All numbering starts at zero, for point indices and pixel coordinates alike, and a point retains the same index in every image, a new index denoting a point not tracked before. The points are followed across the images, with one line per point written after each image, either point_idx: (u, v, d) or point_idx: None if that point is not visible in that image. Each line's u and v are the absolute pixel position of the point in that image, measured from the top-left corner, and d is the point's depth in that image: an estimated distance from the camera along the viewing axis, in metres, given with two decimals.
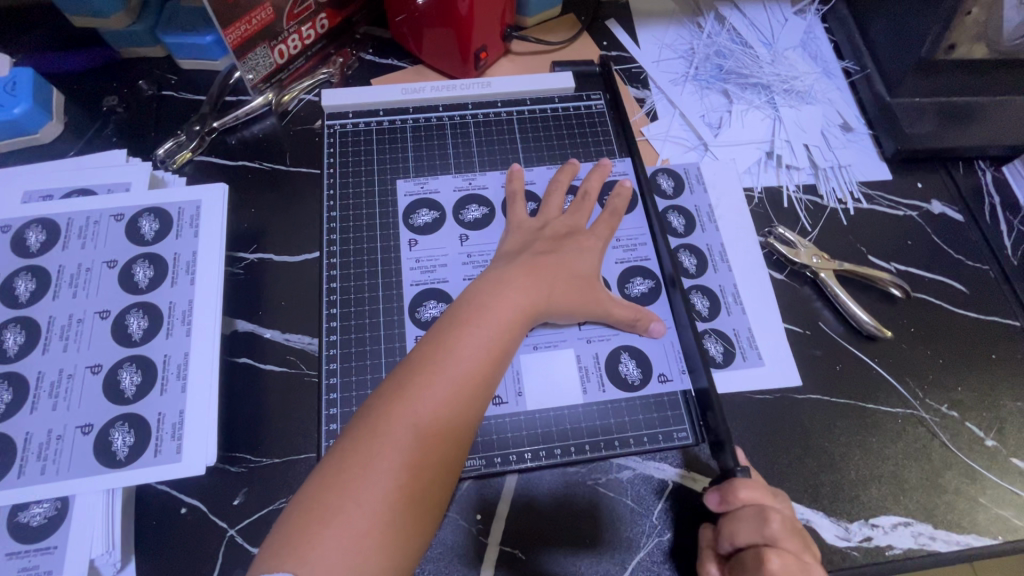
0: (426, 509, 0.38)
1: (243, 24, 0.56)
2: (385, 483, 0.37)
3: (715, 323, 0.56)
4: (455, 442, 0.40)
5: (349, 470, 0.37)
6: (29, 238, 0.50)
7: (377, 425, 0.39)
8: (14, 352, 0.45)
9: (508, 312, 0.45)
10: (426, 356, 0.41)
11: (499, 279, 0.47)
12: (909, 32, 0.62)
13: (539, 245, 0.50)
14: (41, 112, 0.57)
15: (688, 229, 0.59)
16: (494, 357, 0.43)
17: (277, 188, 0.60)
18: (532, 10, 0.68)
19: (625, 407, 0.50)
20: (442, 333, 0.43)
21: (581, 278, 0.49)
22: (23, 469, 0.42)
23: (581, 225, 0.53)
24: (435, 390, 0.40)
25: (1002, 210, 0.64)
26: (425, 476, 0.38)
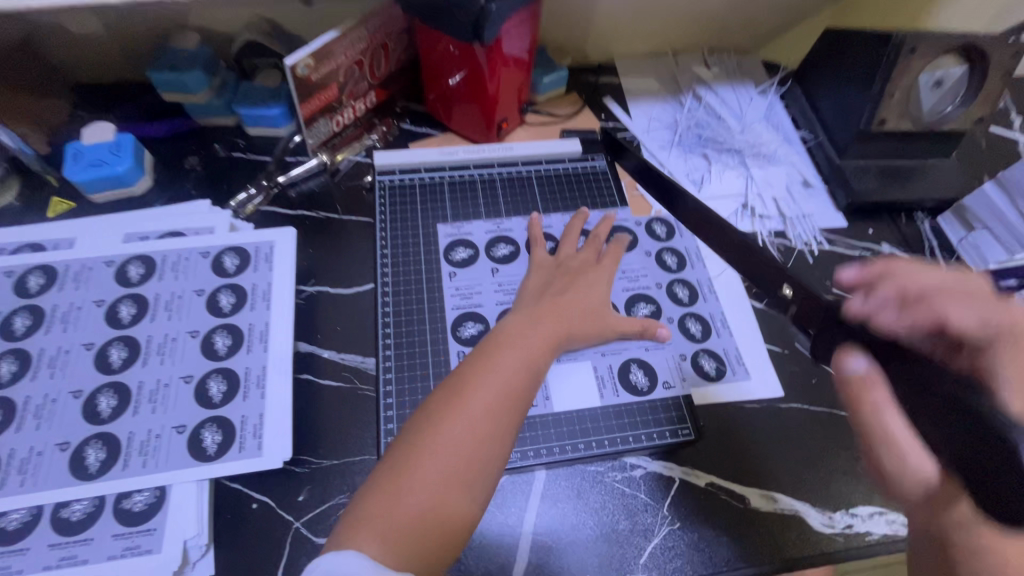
0: (473, 498, 0.45)
1: (314, 101, 0.68)
2: (434, 478, 0.44)
3: (706, 343, 0.64)
4: (498, 444, 0.47)
5: (406, 467, 0.44)
6: (130, 271, 0.59)
7: (433, 427, 0.46)
8: (118, 364, 0.53)
9: (540, 338, 0.53)
10: (473, 372, 0.49)
11: (530, 312, 0.56)
12: (850, 109, 0.76)
13: (558, 282, 0.61)
14: (137, 169, 0.67)
15: (680, 265, 0.70)
16: (527, 375, 0.51)
17: (332, 232, 0.71)
18: (543, 90, 0.83)
19: (639, 411, 0.59)
20: (488, 354, 0.51)
21: (592, 309, 0.59)
22: (127, 463, 0.49)
23: (591, 261, 0.64)
24: (480, 399, 0.48)
25: (940, 251, 0.76)
26: (471, 472, 0.45)
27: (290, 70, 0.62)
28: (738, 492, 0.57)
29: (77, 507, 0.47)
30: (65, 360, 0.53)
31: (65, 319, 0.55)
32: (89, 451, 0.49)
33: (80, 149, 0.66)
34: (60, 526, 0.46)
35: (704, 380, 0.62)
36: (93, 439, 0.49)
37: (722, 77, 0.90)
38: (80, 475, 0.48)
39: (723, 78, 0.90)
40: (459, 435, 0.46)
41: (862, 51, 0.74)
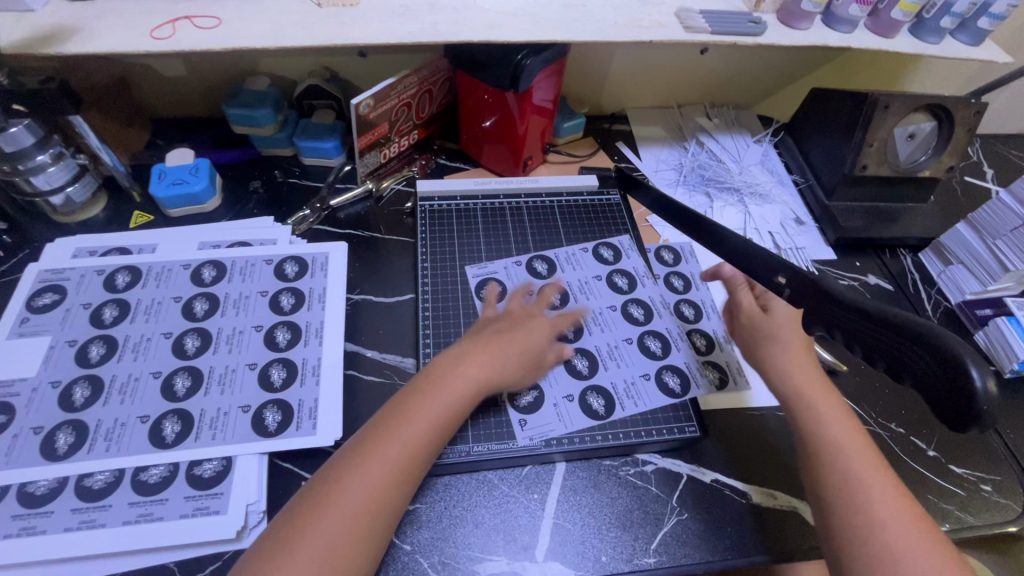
0: (363, 557, 0.45)
1: (369, 136, 0.78)
2: (342, 521, 0.45)
3: (668, 360, 0.70)
4: (394, 503, 0.48)
5: (315, 509, 0.46)
6: (204, 274, 0.67)
7: (332, 483, 0.47)
8: (193, 351, 0.61)
9: (463, 382, 0.56)
10: (390, 419, 0.52)
11: (458, 354, 0.59)
12: (836, 156, 0.87)
13: (499, 325, 0.64)
14: (210, 188, 0.77)
15: (686, 288, 0.78)
16: (445, 423, 0.54)
17: (376, 249, 0.79)
18: (564, 133, 0.94)
19: (606, 419, 0.64)
20: (391, 410, 0.53)
21: (531, 351, 0.63)
22: (199, 435, 0.55)
23: (537, 312, 0.68)
24: (394, 446, 0.50)
25: (921, 284, 0.84)
26: (378, 513, 0.47)
27: (355, 108, 0.72)
28: (741, 489, 0.62)
29: (154, 472, 0.53)
30: (147, 347, 0.61)
31: (147, 311, 0.63)
32: (166, 424, 0.55)
33: (163, 169, 0.76)
34: (140, 487, 0.52)
35: (669, 398, 0.66)
36: (170, 413, 0.56)
37: (722, 127, 1.01)
38: (158, 443, 0.54)
39: (723, 129, 1.01)
40: (356, 491, 0.47)
41: (843, 107, 0.85)
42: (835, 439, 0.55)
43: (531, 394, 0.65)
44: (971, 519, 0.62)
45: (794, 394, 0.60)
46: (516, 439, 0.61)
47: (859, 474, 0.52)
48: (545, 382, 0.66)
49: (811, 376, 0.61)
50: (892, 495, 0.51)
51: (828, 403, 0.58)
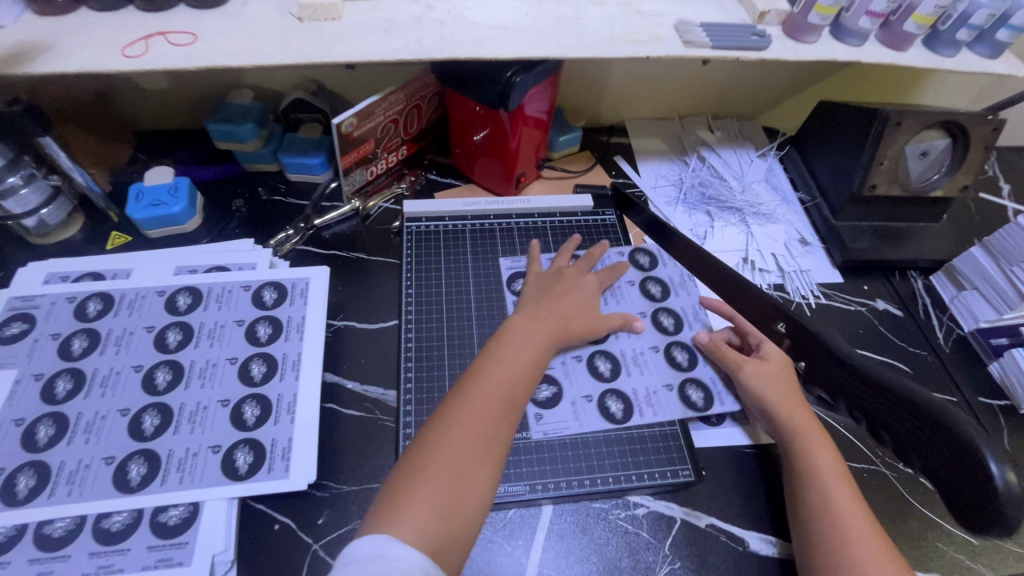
0: (476, 498, 0.49)
1: (353, 154, 0.75)
2: (456, 458, 0.49)
3: (693, 373, 0.67)
4: (495, 448, 0.51)
5: (429, 451, 0.50)
6: (179, 301, 0.65)
7: (435, 432, 0.51)
8: (163, 386, 0.58)
9: (540, 335, 0.60)
10: (481, 370, 0.56)
11: (530, 314, 0.62)
12: (843, 173, 0.82)
13: (556, 287, 0.68)
14: (190, 209, 0.74)
15: (676, 326, 0.71)
16: (530, 368, 0.57)
17: (361, 271, 0.76)
18: (559, 147, 0.91)
19: (625, 424, 0.62)
20: (480, 364, 0.56)
21: (584, 310, 0.66)
22: (165, 478, 0.53)
23: (583, 269, 0.72)
24: (490, 391, 0.54)
25: (933, 308, 0.80)
26: (486, 453, 0.51)
27: (337, 128, 0.69)
28: (737, 534, 0.59)
29: (117, 519, 0.50)
30: (116, 381, 0.58)
31: (118, 342, 0.61)
32: (132, 465, 0.53)
33: (142, 189, 0.73)
34: (101, 536, 0.49)
35: (690, 411, 0.64)
36: (136, 455, 0.54)
37: (725, 140, 0.97)
38: (122, 488, 0.52)
39: (726, 142, 0.97)
40: (460, 438, 0.50)
41: (852, 123, 0.81)
42: (824, 477, 0.55)
43: (549, 390, 0.64)
44: (983, 570, 0.58)
45: (793, 430, 0.59)
46: (529, 432, 0.61)
47: (843, 517, 0.52)
48: (564, 380, 0.65)
49: (784, 390, 0.61)
50: (869, 539, 0.51)
51: (818, 442, 0.58)
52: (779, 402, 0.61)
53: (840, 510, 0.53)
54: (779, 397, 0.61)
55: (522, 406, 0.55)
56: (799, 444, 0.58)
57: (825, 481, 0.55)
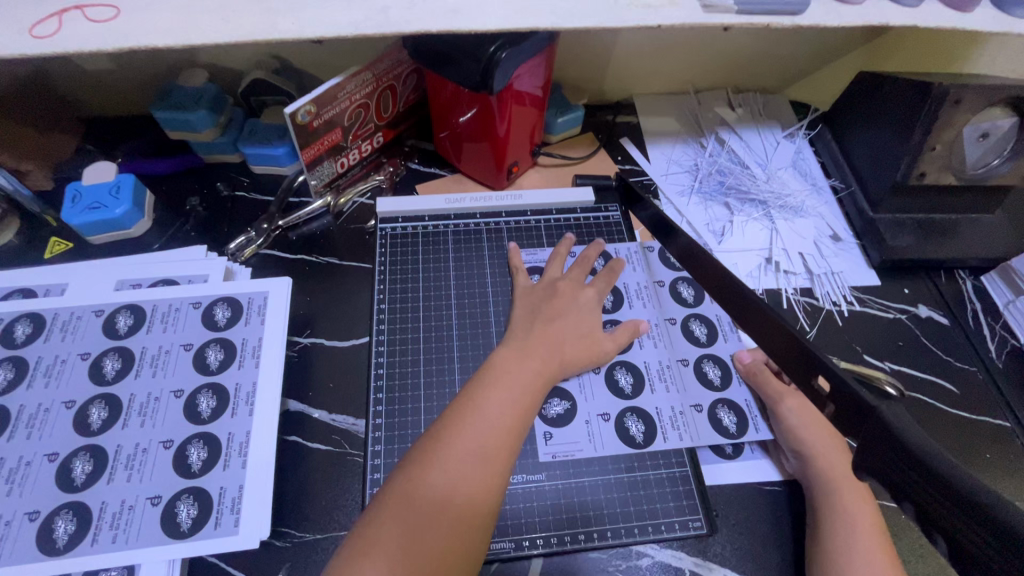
0: (449, 566, 0.41)
1: (317, 145, 0.66)
2: (421, 532, 0.41)
3: (726, 393, 0.60)
4: (480, 504, 0.44)
5: (390, 522, 0.42)
6: (119, 322, 0.57)
7: (412, 476, 0.44)
8: (98, 426, 0.51)
9: (528, 376, 0.51)
10: (457, 417, 0.47)
11: (519, 348, 0.54)
12: (885, 159, 0.71)
13: (545, 309, 0.58)
14: (136, 211, 0.66)
15: (711, 339, 0.63)
16: (518, 416, 0.48)
17: (331, 279, 0.67)
18: (557, 130, 0.80)
19: (645, 448, 0.56)
20: (473, 396, 0.49)
21: (584, 335, 0.57)
22: (97, 537, 0.46)
23: (578, 281, 0.62)
24: (468, 446, 0.45)
25: (984, 314, 0.70)
26: (457, 524, 0.42)
27: (291, 117, 0.60)
28: None
29: None
30: (44, 420, 0.51)
31: (48, 373, 0.53)
32: (58, 522, 0.46)
33: (79, 189, 0.64)
34: None
35: (720, 436, 0.57)
36: (64, 509, 0.47)
37: (747, 119, 0.85)
38: (47, 550, 0.45)
39: (748, 120, 0.85)
40: (440, 487, 0.43)
41: (900, 99, 0.69)
42: (858, 537, 0.48)
43: (562, 405, 0.57)
44: None
45: (829, 481, 0.51)
46: (537, 454, 0.55)
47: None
48: (578, 395, 0.58)
49: (817, 435, 0.54)
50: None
51: (855, 497, 0.50)
52: (819, 448, 0.53)
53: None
54: (823, 443, 0.53)
55: (519, 450, 0.47)
56: (833, 497, 0.50)
57: (859, 543, 0.47)
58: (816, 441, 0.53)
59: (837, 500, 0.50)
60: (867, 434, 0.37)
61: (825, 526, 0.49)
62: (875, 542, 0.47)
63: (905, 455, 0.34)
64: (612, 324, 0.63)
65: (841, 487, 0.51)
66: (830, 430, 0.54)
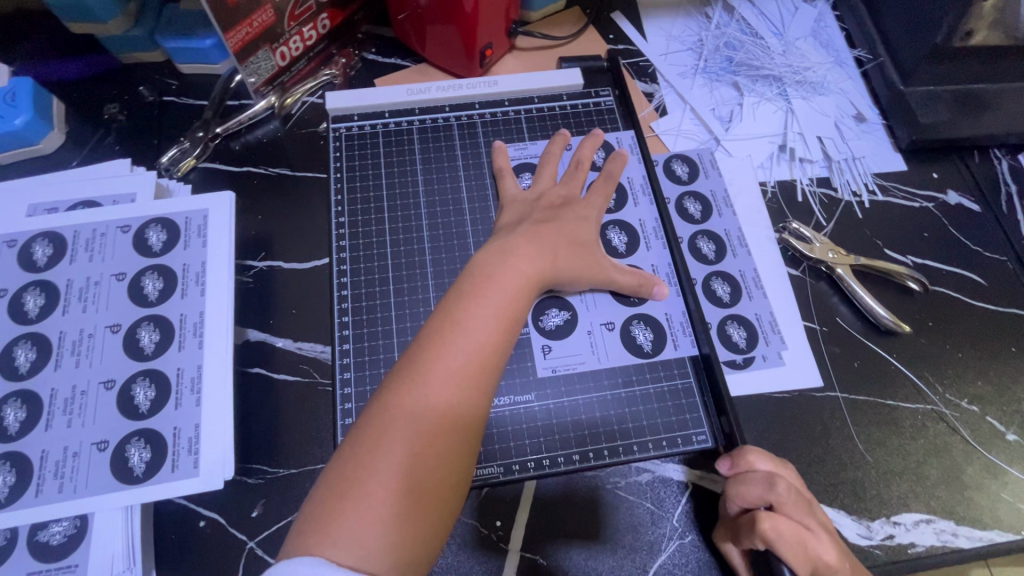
0: (441, 489, 0.39)
1: (245, 28, 0.54)
2: (406, 456, 0.38)
3: (736, 308, 0.55)
4: (469, 419, 0.41)
5: (371, 447, 0.39)
6: (36, 253, 0.49)
7: (394, 401, 0.40)
8: (26, 369, 0.45)
9: (514, 279, 0.45)
10: (436, 331, 0.42)
11: (502, 248, 0.48)
12: (925, 17, 0.60)
13: (536, 215, 0.51)
14: (41, 122, 0.56)
15: (718, 255, 0.57)
16: (504, 324, 0.43)
17: (283, 193, 0.59)
18: (537, 4, 0.67)
19: (653, 357, 0.51)
20: (451, 308, 0.43)
21: (582, 245, 0.50)
22: (40, 487, 0.41)
23: (575, 194, 0.54)
24: (450, 361, 0.41)
25: (1020, 199, 0.62)
26: (444, 442, 0.39)
27: None
28: None
29: None
30: None
31: None
32: None
33: None
34: None
35: (730, 352, 0.53)
36: (1, 460, 0.42)
37: None
38: None
39: None
40: (423, 410, 0.40)
41: None
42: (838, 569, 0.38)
43: (561, 315, 0.51)
44: None
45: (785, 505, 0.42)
46: (535, 370, 0.49)
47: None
48: (580, 302, 0.52)
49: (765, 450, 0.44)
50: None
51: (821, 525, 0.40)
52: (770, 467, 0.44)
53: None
54: (771, 457, 0.44)
55: (506, 359, 0.43)
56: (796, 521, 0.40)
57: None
58: (760, 454, 0.43)
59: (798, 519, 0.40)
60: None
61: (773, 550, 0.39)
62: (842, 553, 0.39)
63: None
64: (614, 225, 0.56)
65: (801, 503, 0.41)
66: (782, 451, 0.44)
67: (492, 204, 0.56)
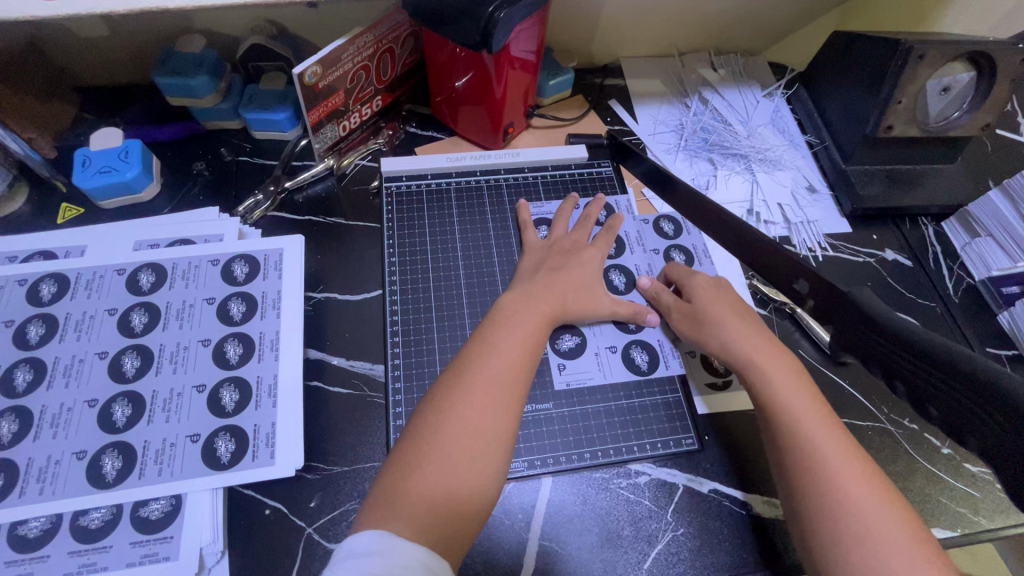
0: (481, 480, 0.48)
1: (321, 107, 0.68)
2: (451, 452, 0.48)
3: None
4: (502, 423, 0.50)
5: (423, 444, 0.48)
6: (141, 280, 0.59)
7: (440, 407, 0.50)
8: (132, 373, 0.54)
9: (534, 315, 0.57)
10: (473, 355, 0.53)
11: (525, 290, 0.59)
12: (857, 114, 0.76)
13: (553, 260, 0.63)
14: (145, 175, 0.68)
15: None
16: (528, 349, 0.54)
17: (339, 238, 0.70)
18: (549, 92, 0.83)
19: (648, 376, 0.61)
20: (485, 336, 0.55)
21: (589, 284, 0.62)
22: (143, 471, 0.50)
23: (583, 241, 0.67)
24: (485, 376, 0.51)
25: (944, 257, 0.76)
26: (482, 442, 0.49)
27: (298, 78, 0.62)
28: (740, 498, 0.57)
29: (96, 515, 0.48)
30: (79, 370, 0.54)
31: (78, 327, 0.56)
32: (106, 459, 0.50)
33: (88, 154, 0.66)
34: (80, 534, 0.47)
35: (711, 376, 0.63)
36: (110, 448, 0.50)
37: (729, 80, 0.90)
38: (98, 483, 0.49)
39: (730, 81, 0.90)
40: (464, 413, 0.49)
41: (871, 57, 0.74)
42: (817, 453, 0.48)
43: (573, 339, 0.62)
44: (982, 522, 0.58)
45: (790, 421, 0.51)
46: (552, 384, 0.60)
47: (861, 498, 0.46)
48: (588, 331, 0.63)
49: (774, 371, 0.54)
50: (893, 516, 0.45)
51: (810, 417, 0.51)
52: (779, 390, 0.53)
53: (846, 484, 0.46)
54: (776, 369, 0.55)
55: (531, 377, 0.53)
56: (778, 412, 0.52)
57: (820, 456, 0.48)
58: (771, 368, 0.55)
59: (780, 414, 0.51)
60: (837, 315, 0.60)
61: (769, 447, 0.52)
62: (843, 449, 0.49)
63: (871, 322, 0.55)
64: (615, 268, 0.68)
65: (784, 394, 0.52)
66: (771, 348, 0.56)
67: (515, 249, 0.68)
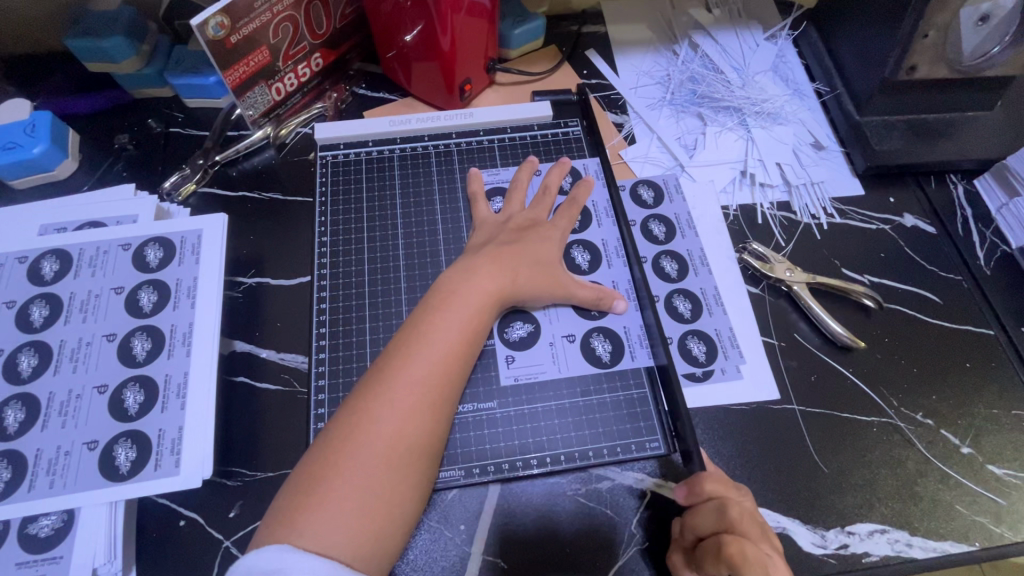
0: (402, 490, 0.41)
1: (242, 66, 0.60)
2: (367, 458, 0.41)
3: (697, 324, 0.57)
4: (430, 425, 0.43)
5: (333, 449, 0.41)
6: (44, 268, 0.54)
7: (359, 407, 0.43)
8: (27, 374, 0.49)
9: (477, 297, 0.49)
10: (403, 344, 0.46)
11: (469, 266, 0.51)
12: (874, 54, 0.64)
13: (505, 236, 0.55)
14: (57, 150, 0.62)
15: (681, 273, 0.59)
16: (468, 337, 0.47)
17: (274, 215, 0.63)
18: (515, 43, 0.72)
19: (610, 368, 0.53)
20: (419, 320, 0.47)
21: (547, 263, 0.54)
22: (33, 483, 0.45)
23: (541, 218, 0.58)
24: (414, 369, 0.44)
25: (976, 221, 0.65)
26: (404, 446, 0.42)
27: (199, 29, 0.54)
28: None
29: None
30: None
31: None
32: None
33: None
34: None
35: (689, 364, 0.55)
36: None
37: (726, 20, 0.78)
38: None
39: (726, 22, 0.78)
40: (385, 414, 0.42)
41: None
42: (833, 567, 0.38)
43: (525, 327, 0.54)
44: (1006, 535, 0.50)
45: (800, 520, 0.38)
46: (499, 379, 0.52)
47: None
48: (543, 316, 0.55)
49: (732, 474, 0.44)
50: None
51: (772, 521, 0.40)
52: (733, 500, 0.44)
53: None
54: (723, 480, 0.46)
55: (468, 370, 0.47)
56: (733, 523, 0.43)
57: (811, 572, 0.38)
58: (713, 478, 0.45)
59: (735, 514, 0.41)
60: None
61: (702, 511, 0.44)
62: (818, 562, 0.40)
63: None
64: (579, 244, 0.59)
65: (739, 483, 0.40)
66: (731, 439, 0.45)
67: (464, 224, 0.60)
